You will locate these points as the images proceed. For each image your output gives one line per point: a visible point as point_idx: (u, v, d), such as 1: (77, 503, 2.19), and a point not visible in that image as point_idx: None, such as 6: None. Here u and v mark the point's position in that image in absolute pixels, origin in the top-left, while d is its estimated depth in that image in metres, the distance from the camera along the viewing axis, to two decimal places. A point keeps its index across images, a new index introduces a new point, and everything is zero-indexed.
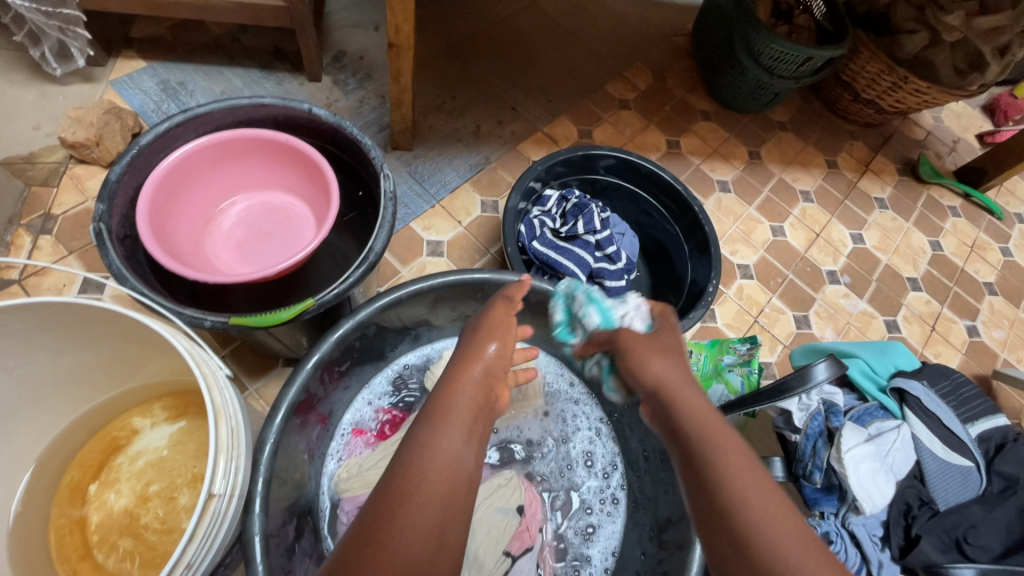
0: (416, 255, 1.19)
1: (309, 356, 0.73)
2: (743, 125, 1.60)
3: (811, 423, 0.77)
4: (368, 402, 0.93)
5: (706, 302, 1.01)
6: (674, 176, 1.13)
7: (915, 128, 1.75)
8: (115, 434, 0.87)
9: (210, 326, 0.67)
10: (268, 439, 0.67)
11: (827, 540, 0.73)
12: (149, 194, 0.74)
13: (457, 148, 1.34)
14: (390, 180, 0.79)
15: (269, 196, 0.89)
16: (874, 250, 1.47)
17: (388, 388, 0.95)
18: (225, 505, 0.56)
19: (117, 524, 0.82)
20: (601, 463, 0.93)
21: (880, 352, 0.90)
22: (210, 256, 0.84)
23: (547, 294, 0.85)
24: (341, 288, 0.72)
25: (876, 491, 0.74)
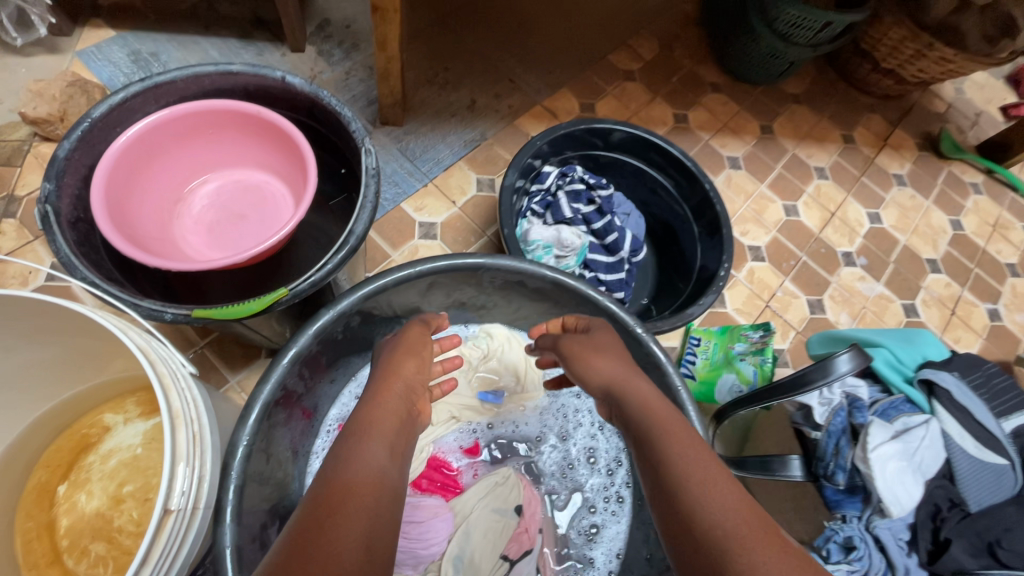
0: (407, 238, 1.12)
1: (286, 350, 0.67)
2: (755, 97, 1.51)
3: (833, 419, 0.72)
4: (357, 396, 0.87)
5: (717, 287, 0.94)
6: (683, 152, 1.05)
7: (936, 100, 1.65)
8: (85, 432, 0.82)
9: (171, 319, 0.60)
10: (240, 442, 0.61)
11: (849, 545, 0.68)
12: (104, 172, 0.67)
13: (450, 123, 1.25)
14: (373, 156, 0.72)
15: (243, 175, 0.82)
16: (892, 231, 1.39)
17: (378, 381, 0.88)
18: (185, 521, 0.50)
19: (88, 527, 0.76)
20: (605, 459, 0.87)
21: (905, 341, 0.83)
22: (178, 240, 0.77)
23: (546, 281, 0.78)
24: (319, 276, 0.66)
25: (903, 494, 0.68)
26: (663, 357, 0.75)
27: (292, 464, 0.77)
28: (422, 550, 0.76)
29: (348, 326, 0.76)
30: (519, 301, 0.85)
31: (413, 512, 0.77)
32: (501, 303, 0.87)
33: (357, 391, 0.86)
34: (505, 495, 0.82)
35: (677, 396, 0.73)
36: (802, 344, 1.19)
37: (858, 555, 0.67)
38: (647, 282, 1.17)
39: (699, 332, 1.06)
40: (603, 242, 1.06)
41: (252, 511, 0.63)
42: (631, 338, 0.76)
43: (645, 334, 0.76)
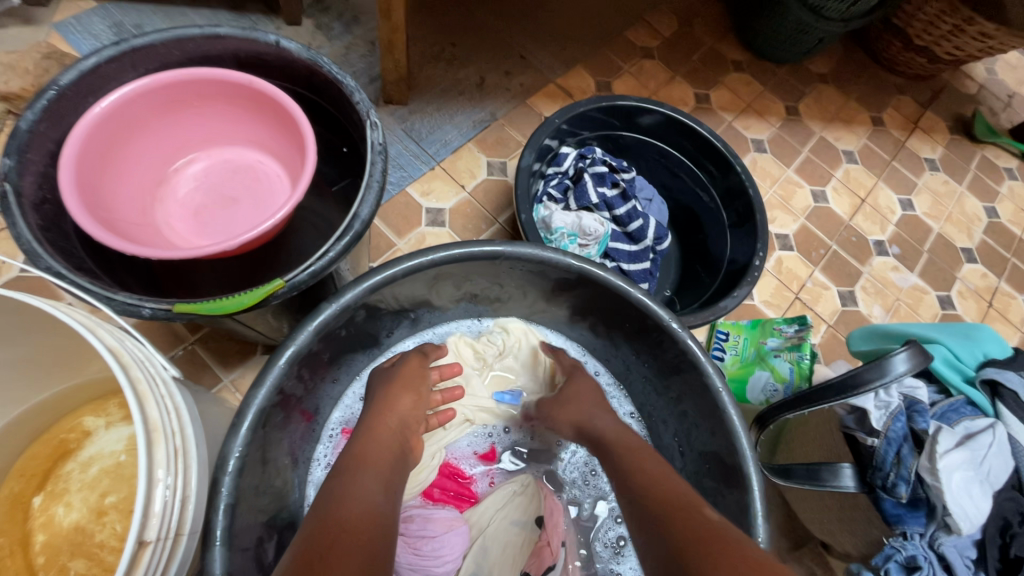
0: (413, 225, 1.04)
1: (283, 349, 0.59)
2: (780, 77, 1.42)
3: (892, 425, 0.64)
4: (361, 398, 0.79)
5: (752, 279, 0.86)
6: (712, 132, 0.97)
7: (968, 81, 1.56)
8: (63, 437, 0.75)
9: (150, 315, 0.52)
10: (231, 453, 0.54)
11: (912, 565, 0.61)
12: (74, 148, 0.59)
13: (458, 102, 1.17)
14: (379, 130, 0.64)
15: (234, 153, 0.74)
16: (925, 218, 1.32)
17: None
18: (165, 551, 0.43)
19: (65, 543, 0.69)
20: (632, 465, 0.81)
21: (963, 338, 0.76)
22: (161, 226, 0.69)
23: (572, 271, 0.70)
24: (318, 265, 0.58)
25: (972, 508, 0.61)
26: (702, 355, 0.67)
27: (293, 473, 0.69)
28: (436, 568, 0.69)
29: (352, 322, 0.68)
30: (539, 294, 0.77)
31: (424, 526, 0.70)
32: (520, 296, 0.79)
33: (361, 392, 0.79)
34: (526, 508, 0.75)
35: (718, 399, 0.66)
36: (834, 338, 1.11)
37: None
38: (670, 273, 1.08)
39: (727, 326, 0.99)
40: (626, 230, 0.99)
41: (246, 531, 0.56)
42: (666, 334, 0.69)
43: (682, 329, 0.68)
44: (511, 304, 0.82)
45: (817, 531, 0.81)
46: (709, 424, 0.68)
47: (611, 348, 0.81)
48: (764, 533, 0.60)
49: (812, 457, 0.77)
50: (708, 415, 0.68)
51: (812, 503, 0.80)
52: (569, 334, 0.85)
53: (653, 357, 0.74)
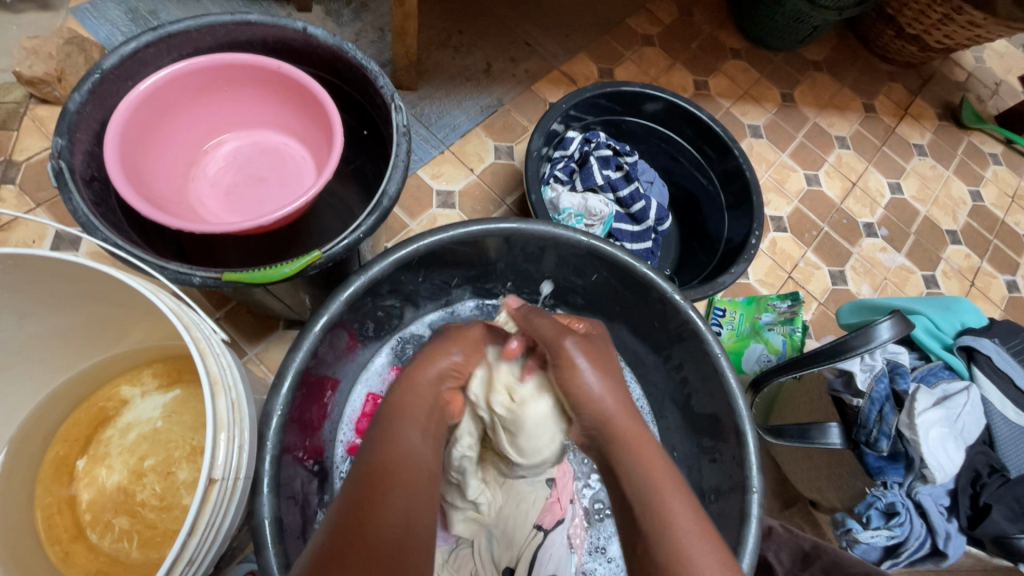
0: (425, 206, 1.09)
1: (316, 317, 0.64)
2: (776, 64, 1.46)
3: (876, 386, 0.70)
4: (382, 367, 0.84)
5: (749, 256, 0.91)
6: (711, 116, 1.02)
7: (957, 69, 1.61)
8: (101, 405, 0.79)
9: (199, 283, 0.57)
10: (274, 410, 0.58)
11: (891, 511, 0.67)
12: (118, 128, 0.62)
13: (466, 88, 1.20)
14: (403, 113, 0.68)
15: (261, 136, 0.78)
16: (913, 201, 1.37)
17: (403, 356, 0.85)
18: (229, 489, 0.48)
19: (111, 500, 0.74)
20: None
21: (944, 309, 0.81)
22: (194, 203, 0.73)
23: (582, 247, 0.75)
24: (350, 239, 0.62)
25: (946, 459, 0.67)
26: (702, 324, 0.72)
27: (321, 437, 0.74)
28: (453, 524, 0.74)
29: (377, 295, 0.73)
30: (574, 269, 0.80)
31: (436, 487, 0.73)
32: (533, 275, 0.84)
33: (378, 367, 0.84)
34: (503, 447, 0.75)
35: (717, 363, 0.71)
36: (825, 315, 1.18)
37: (900, 521, 0.67)
38: (670, 252, 1.14)
39: (724, 303, 1.04)
40: (629, 211, 1.04)
41: (287, 482, 0.61)
42: (669, 305, 0.74)
43: (684, 301, 0.73)
44: (525, 282, 0.86)
45: (806, 490, 0.87)
46: (708, 389, 0.74)
47: (617, 322, 0.86)
48: (759, 482, 0.66)
49: (800, 417, 0.83)
50: (708, 379, 0.73)
51: (800, 462, 0.86)
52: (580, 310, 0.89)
53: (658, 329, 0.79)
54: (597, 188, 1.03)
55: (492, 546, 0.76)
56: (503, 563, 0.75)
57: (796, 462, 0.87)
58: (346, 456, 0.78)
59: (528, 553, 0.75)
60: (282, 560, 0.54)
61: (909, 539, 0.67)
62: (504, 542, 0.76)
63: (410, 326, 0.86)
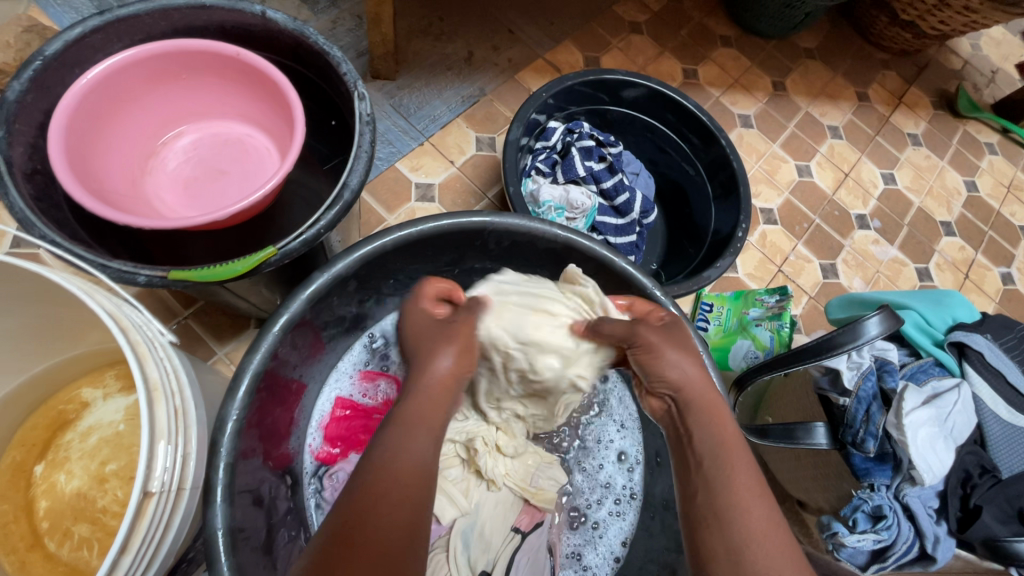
0: (403, 200, 1.05)
1: (276, 317, 0.61)
2: (767, 52, 1.42)
3: (863, 384, 0.67)
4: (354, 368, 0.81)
5: (735, 249, 0.88)
6: (697, 105, 0.98)
7: (952, 57, 1.57)
8: (61, 408, 0.76)
9: (145, 281, 0.53)
10: (229, 415, 0.56)
11: (878, 515, 0.65)
12: (62, 118, 0.59)
13: (447, 77, 1.17)
14: (367, 101, 0.64)
15: (223, 127, 0.74)
16: (906, 192, 1.34)
17: (371, 359, 0.82)
18: (168, 503, 0.45)
19: (69, 507, 0.71)
20: (624, 456, 0.81)
21: (934, 303, 0.78)
22: (151, 198, 0.69)
23: (558, 241, 0.72)
24: (309, 233, 0.59)
25: (935, 460, 0.65)
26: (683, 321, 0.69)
27: (286, 443, 0.71)
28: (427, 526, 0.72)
29: (343, 292, 0.69)
30: (551, 264, 0.77)
31: None
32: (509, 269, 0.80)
33: (347, 369, 0.81)
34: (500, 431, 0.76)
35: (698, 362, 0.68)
36: (815, 309, 1.15)
37: (886, 524, 0.64)
38: (657, 246, 1.11)
39: (711, 297, 1.02)
40: (613, 203, 1.01)
41: (244, 490, 0.58)
42: (648, 301, 0.71)
43: (665, 296, 0.70)
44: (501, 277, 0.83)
45: (793, 490, 0.85)
46: None
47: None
48: None
49: (786, 416, 0.81)
50: None
51: (787, 462, 0.84)
52: None
53: None
54: (580, 180, 1.00)
55: (469, 552, 0.72)
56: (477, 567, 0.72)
57: (784, 461, 0.85)
58: (313, 461, 0.76)
59: (505, 556, 0.73)
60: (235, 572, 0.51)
61: (896, 543, 0.65)
62: (478, 543, 0.72)
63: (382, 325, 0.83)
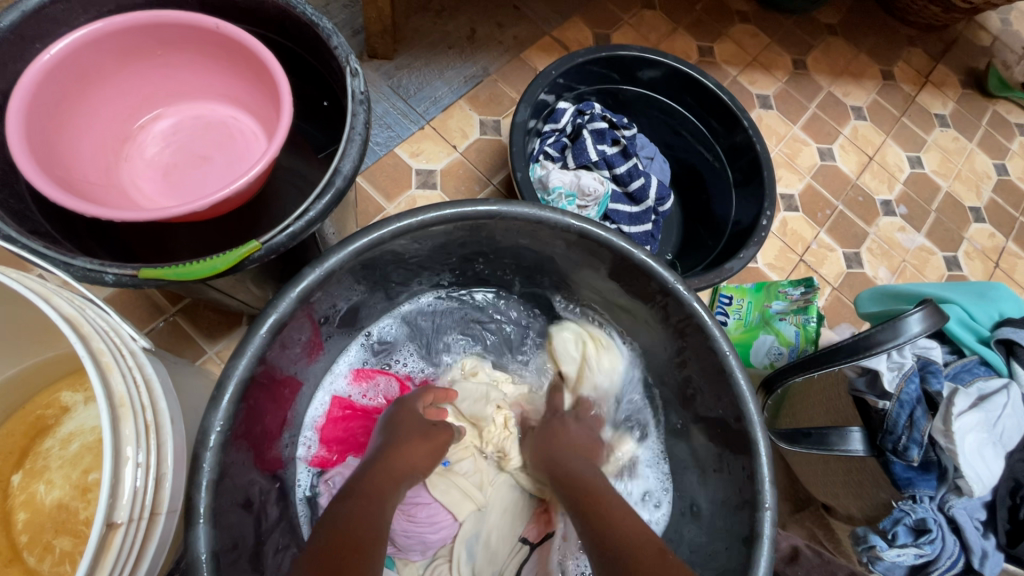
0: (403, 188, 0.99)
1: (264, 318, 0.55)
2: (787, 28, 1.34)
3: (906, 387, 0.62)
4: (351, 368, 0.76)
5: (759, 239, 0.82)
6: (717, 84, 0.92)
7: (981, 32, 1.49)
8: (40, 413, 0.71)
9: (113, 281, 0.48)
10: (212, 429, 0.50)
11: (921, 528, 0.60)
12: (22, 99, 0.53)
13: (448, 56, 1.10)
14: (360, 78, 0.58)
15: (205, 108, 0.68)
16: (934, 176, 1.27)
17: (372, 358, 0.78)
18: (137, 533, 0.40)
19: (49, 520, 0.66)
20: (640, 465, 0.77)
21: (978, 296, 0.72)
22: (128, 187, 0.63)
23: (571, 232, 0.66)
24: (298, 226, 0.53)
25: (985, 470, 0.59)
26: (710, 320, 0.63)
27: (279, 452, 0.67)
28: (431, 534, 0.67)
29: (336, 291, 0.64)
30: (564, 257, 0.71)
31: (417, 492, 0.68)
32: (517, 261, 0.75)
33: (344, 370, 0.76)
34: (508, 438, 0.74)
35: (725, 362, 0.63)
36: (839, 301, 1.09)
37: (930, 538, 0.59)
38: (672, 235, 1.04)
39: (730, 290, 0.96)
40: (626, 190, 0.95)
41: (230, 508, 0.53)
42: (670, 297, 0.65)
43: (688, 292, 0.64)
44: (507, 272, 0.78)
45: (821, 494, 0.80)
46: (715, 391, 0.65)
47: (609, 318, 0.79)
48: (771, 498, 0.58)
49: (815, 419, 0.75)
50: (715, 382, 0.65)
51: (814, 466, 0.79)
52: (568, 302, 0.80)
53: (653, 322, 0.71)
54: (591, 165, 0.94)
55: (474, 562, 0.69)
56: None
57: (810, 466, 0.80)
58: (309, 466, 0.71)
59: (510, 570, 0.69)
60: None
61: (940, 557, 0.60)
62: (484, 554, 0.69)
63: (383, 326, 0.79)
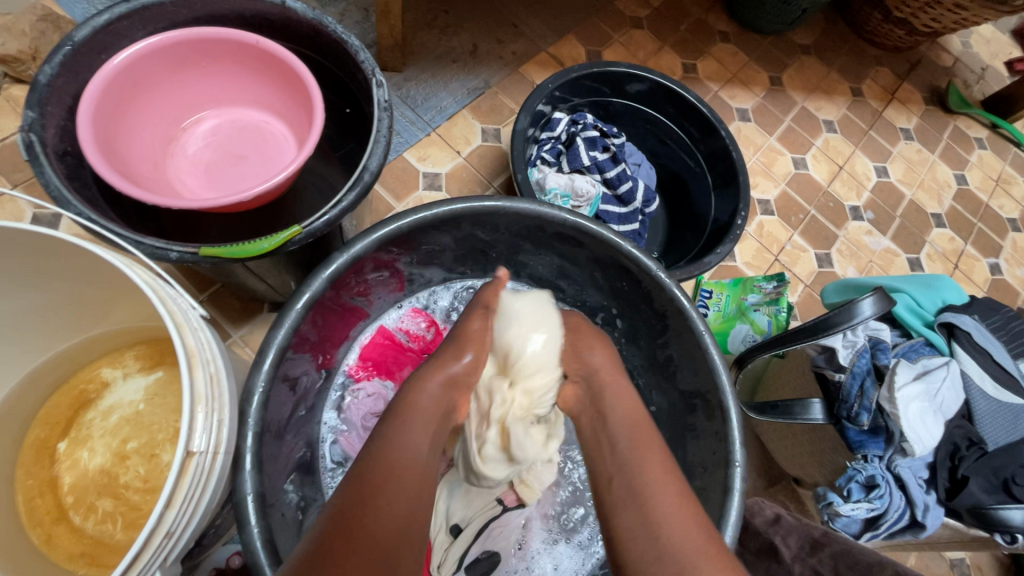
0: (411, 189, 1.08)
1: (298, 295, 0.63)
2: (764, 48, 1.46)
3: (857, 361, 0.70)
4: (407, 312, 0.87)
5: (734, 236, 0.91)
6: (697, 98, 1.02)
7: (943, 54, 1.61)
8: (83, 388, 0.78)
9: (177, 258, 0.56)
10: (256, 388, 0.58)
11: (871, 484, 0.68)
12: (91, 103, 0.61)
13: (452, 69, 1.19)
14: (385, 88, 0.67)
15: (242, 113, 0.76)
16: (898, 184, 1.38)
17: (439, 307, 0.89)
18: (209, 462, 0.48)
19: (93, 483, 0.73)
20: None
21: (925, 286, 0.82)
22: (173, 180, 0.71)
23: (566, 226, 0.74)
24: (331, 214, 0.61)
25: (925, 433, 0.68)
26: (687, 302, 0.72)
27: (330, 355, 0.78)
28: None
29: (360, 274, 0.72)
30: (565, 249, 0.80)
31: None
32: (541, 253, 0.83)
33: (398, 316, 0.87)
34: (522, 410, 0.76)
35: (701, 340, 0.71)
36: (811, 297, 1.18)
37: (879, 493, 0.68)
38: (658, 234, 1.13)
39: (710, 285, 1.03)
40: (616, 192, 1.04)
41: (271, 459, 0.61)
42: (653, 282, 0.74)
43: (669, 279, 0.73)
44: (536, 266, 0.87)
45: (790, 466, 0.88)
46: (693, 366, 0.74)
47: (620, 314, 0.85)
48: (741, 457, 0.66)
49: (783, 395, 0.84)
50: (692, 358, 0.74)
51: (784, 440, 0.87)
52: (589, 291, 0.86)
53: (642, 308, 0.80)
54: (585, 170, 1.03)
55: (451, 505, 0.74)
56: (452, 521, 0.74)
57: (781, 441, 0.88)
58: (346, 376, 0.82)
59: (480, 520, 0.75)
60: (265, 535, 0.54)
61: (888, 511, 0.68)
62: (462, 502, 0.74)
63: (434, 290, 0.89)
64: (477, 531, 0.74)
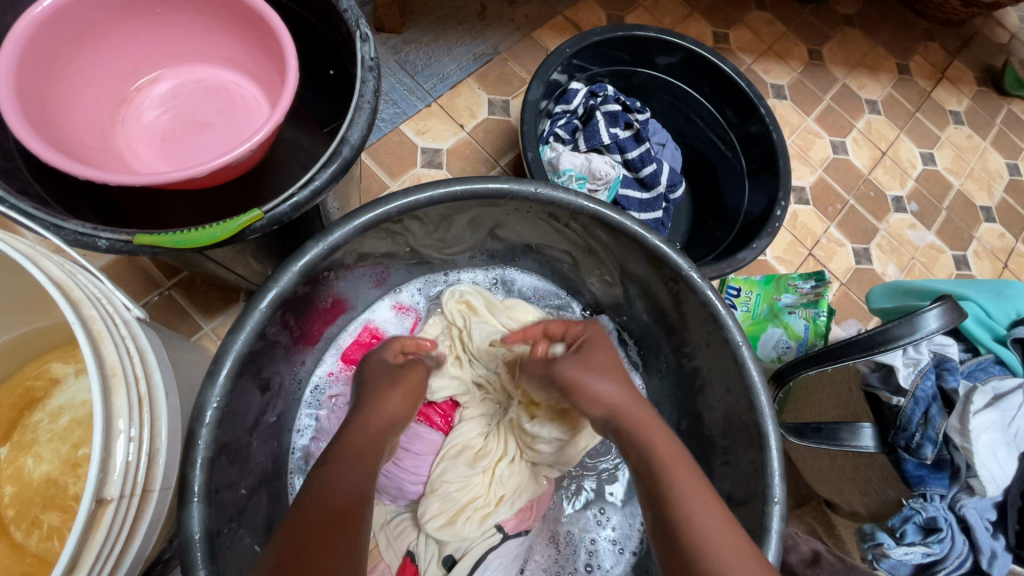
0: (408, 166, 0.97)
1: (262, 292, 0.53)
2: (804, 17, 1.31)
3: (921, 383, 0.60)
4: (393, 304, 0.78)
5: (774, 228, 0.79)
6: (734, 70, 0.89)
7: (999, 29, 1.46)
8: (30, 384, 0.69)
9: (106, 246, 0.47)
10: (210, 402, 0.48)
11: (930, 527, 0.59)
12: (12, 53, 0.50)
13: (458, 32, 1.06)
14: (371, 44, 0.55)
15: (207, 74, 0.65)
16: (946, 174, 1.25)
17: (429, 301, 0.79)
18: (125, 505, 0.40)
19: (36, 494, 0.64)
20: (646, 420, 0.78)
21: (997, 294, 0.70)
22: (124, 152, 0.61)
23: (584, 214, 0.63)
24: (301, 195, 0.50)
25: (999, 470, 0.58)
26: (724, 310, 0.61)
27: (304, 352, 0.68)
28: (409, 483, 0.69)
29: (337, 266, 0.61)
30: (579, 241, 0.69)
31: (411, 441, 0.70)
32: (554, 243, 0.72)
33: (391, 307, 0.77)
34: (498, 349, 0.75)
35: (736, 352, 0.61)
36: (847, 297, 1.07)
37: (939, 537, 0.58)
38: (681, 224, 1.02)
39: (739, 282, 0.93)
40: (638, 175, 0.92)
41: (224, 486, 0.51)
42: (683, 282, 0.63)
43: (701, 279, 0.62)
44: (548, 255, 0.76)
45: (824, 490, 0.79)
46: (725, 380, 0.63)
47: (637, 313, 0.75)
48: (780, 492, 0.57)
49: (822, 414, 0.74)
50: (725, 371, 0.63)
51: (819, 462, 0.78)
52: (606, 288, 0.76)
53: (667, 311, 0.69)
54: (603, 151, 0.92)
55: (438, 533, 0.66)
56: (445, 551, 0.66)
57: (814, 462, 0.79)
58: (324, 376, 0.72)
59: (478, 548, 0.66)
60: None
61: (948, 557, 0.59)
62: (451, 530, 0.66)
63: (429, 282, 0.79)
64: (472, 566, 0.66)
